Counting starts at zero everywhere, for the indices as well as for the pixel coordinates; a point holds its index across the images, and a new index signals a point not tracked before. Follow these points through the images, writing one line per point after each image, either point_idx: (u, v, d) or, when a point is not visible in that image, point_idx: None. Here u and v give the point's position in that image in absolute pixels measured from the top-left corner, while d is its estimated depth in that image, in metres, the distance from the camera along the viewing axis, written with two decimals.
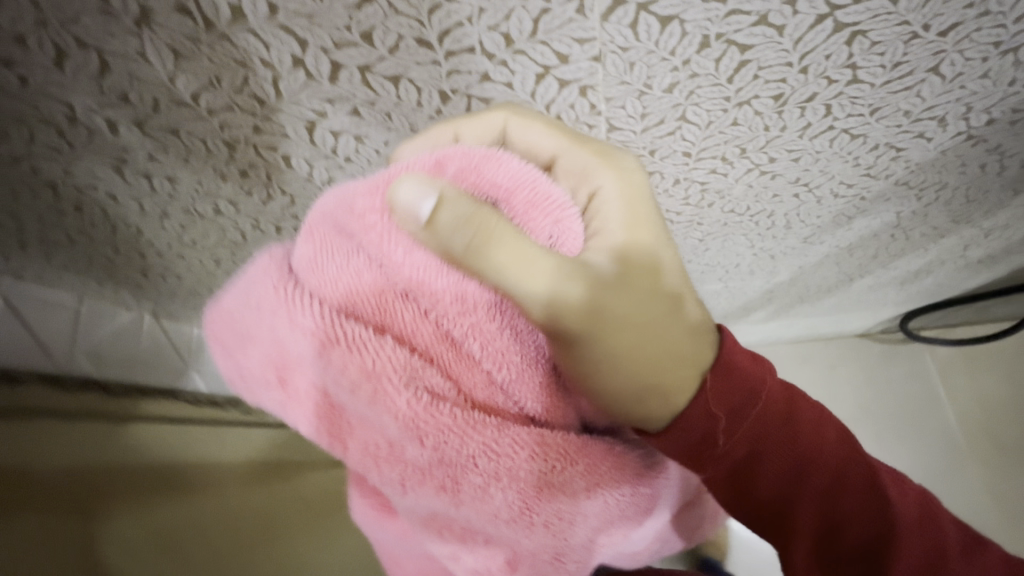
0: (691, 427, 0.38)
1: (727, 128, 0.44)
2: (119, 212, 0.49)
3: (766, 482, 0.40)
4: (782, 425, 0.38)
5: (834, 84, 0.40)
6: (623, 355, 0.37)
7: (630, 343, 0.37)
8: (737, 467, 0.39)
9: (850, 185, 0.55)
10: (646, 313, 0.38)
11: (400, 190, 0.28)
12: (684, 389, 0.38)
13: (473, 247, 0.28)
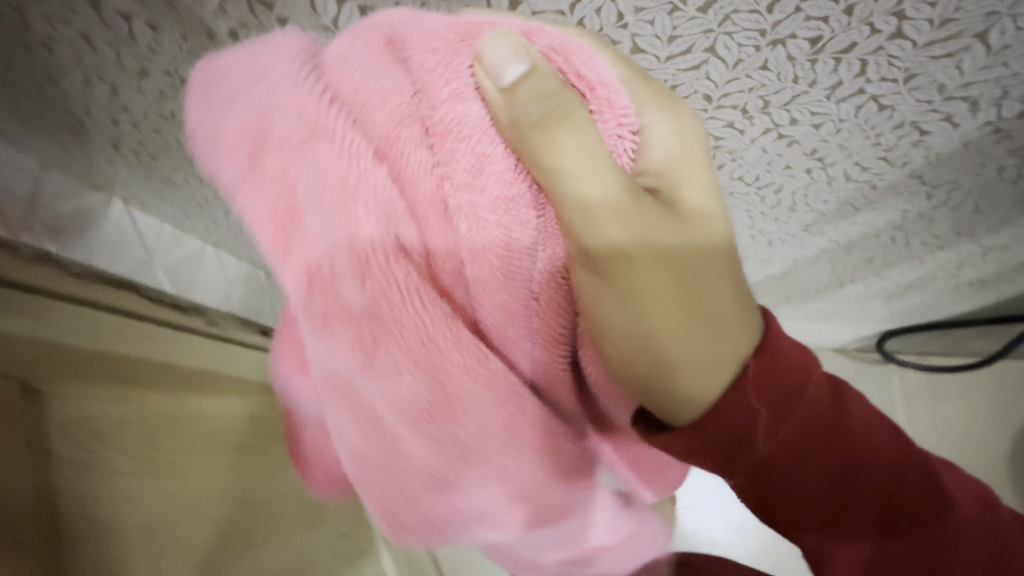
0: (684, 390, 0.38)
1: (754, 73, 0.39)
2: (92, 61, 0.43)
3: (762, 455, 0.38)
4: (794, 389, 0.37)
5: (876, 35, 0.34)
6: (642, 294, 0.36)
7: (653, 287, 0.36)
8: (733, 440, 0.38)
9: (864, 169, 0.50)
10: (678, 260, 0.37)
11: (493, 43, 0.26)
12: (690, 349, 0.38)
13: (545, 123, 0.27)
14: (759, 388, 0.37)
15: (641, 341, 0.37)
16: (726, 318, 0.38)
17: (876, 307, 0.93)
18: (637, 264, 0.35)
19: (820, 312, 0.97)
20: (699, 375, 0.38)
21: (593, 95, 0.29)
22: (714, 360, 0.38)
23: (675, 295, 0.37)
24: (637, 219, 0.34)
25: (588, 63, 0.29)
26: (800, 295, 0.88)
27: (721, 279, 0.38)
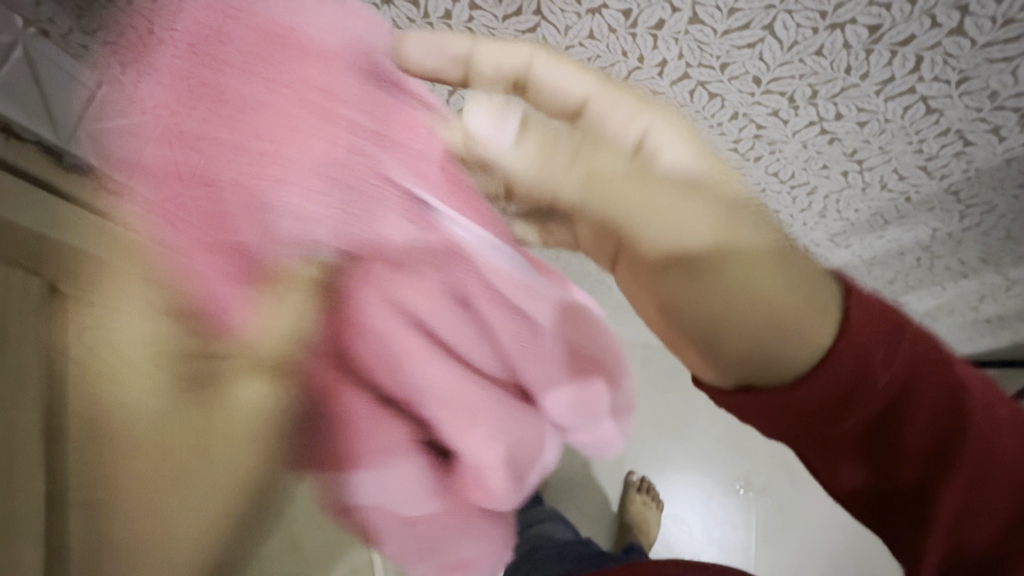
0: (777, 354, 0.31)
1: (807, 58, 0.39)
2: None
3: (852, 396, 0.31)
4: (890, 349, 0.31)
5: (936, 30, 0.35)
6: (710, 233, 0.31)
7: (723, 224, 0.31)
8: (849, 395, 0.31)
9: (901, 177, 0.50)
10: (731, 211, 0.32)
11: (477, 116, 0.36)
12: (773, 298, 0.30)
13: (584, 168, 0.32)
14: (861, 324, 0.30)
15: (739, 291, 0.30)
16: (799, 291, 0.31)
17: None
18: (712, 230, 0.31)
19: None
20: (784, 337, 0.30)
21: (603, 106, 0.37)
22: (801, 313, 0.30)
23: (741, 240, 0.31)
24: (688, 194, 0.32)
25: (563, 78, 0.38)
26: None
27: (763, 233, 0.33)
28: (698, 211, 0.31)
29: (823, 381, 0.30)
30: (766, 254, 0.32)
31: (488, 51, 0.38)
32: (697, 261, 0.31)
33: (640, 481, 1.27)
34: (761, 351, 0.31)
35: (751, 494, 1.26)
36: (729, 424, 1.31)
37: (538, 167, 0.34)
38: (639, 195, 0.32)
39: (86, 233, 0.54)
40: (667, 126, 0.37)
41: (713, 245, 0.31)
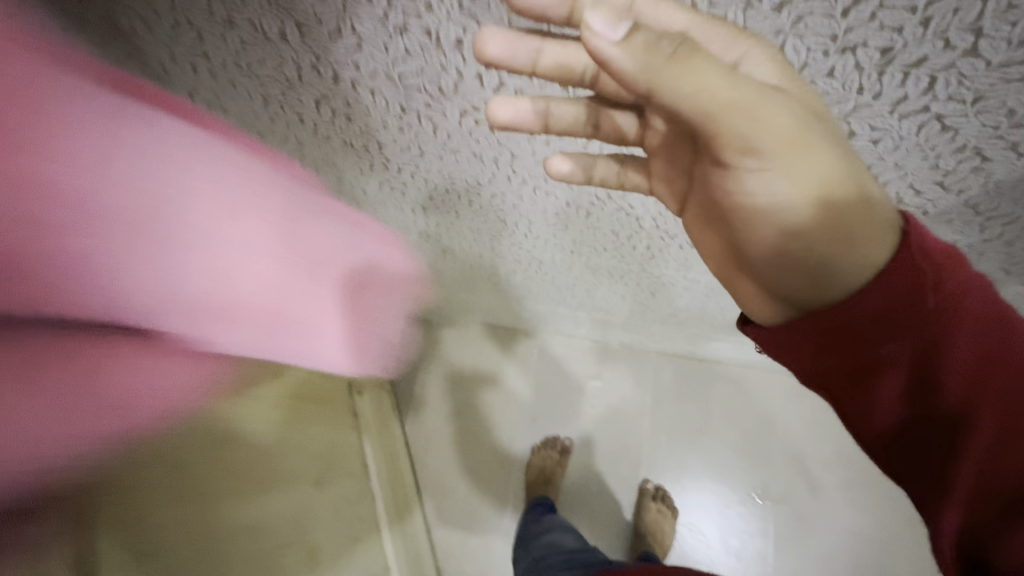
0: (839, 265, 0.38)
1: (819, 79, 0.39)
2: (188, 6, 0.45)
3: (895, 313, 0.37)
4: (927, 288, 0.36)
5: (950, 51, 0.34)
6: (804, 155, 0.35)
7: (817, 145, 0.35)
8: (904, 317, 0.37)
9: (917, 192, 0.50)
10: (822, 131, 0.36)
11: (595, 16, 0.32)
12: (848, 218, 0.37)
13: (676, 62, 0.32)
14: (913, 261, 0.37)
15: (819, 205, 0.37)
16: (864, 216, 0.37)
17: None
18: (807, 154, 0.35)
19: None
20: (846, 251, 0.38)
21: (712, 42, 0.36)
22: (869, 229, 0.38)
23: (832, 160, 0.36)
24: (789, 123, 0.35)
25: (660, 10, 0.36)
26: None
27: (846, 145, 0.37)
28: (799, 135, 0.35)
29: (879, 294, 0.37)
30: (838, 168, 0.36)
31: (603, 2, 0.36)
32: (786, 186, 0.37)
33: (655, 488, 1.26)
34: (821, 257, 0.39)
35: (768, 501, 1.25)
36: (744, 430, 1.30)
37: (639, 78, 0.33)
38: (746, 111, 0.33)
39: None
40: (768, 59, 0.36)
41: (812, 180, 0.36)
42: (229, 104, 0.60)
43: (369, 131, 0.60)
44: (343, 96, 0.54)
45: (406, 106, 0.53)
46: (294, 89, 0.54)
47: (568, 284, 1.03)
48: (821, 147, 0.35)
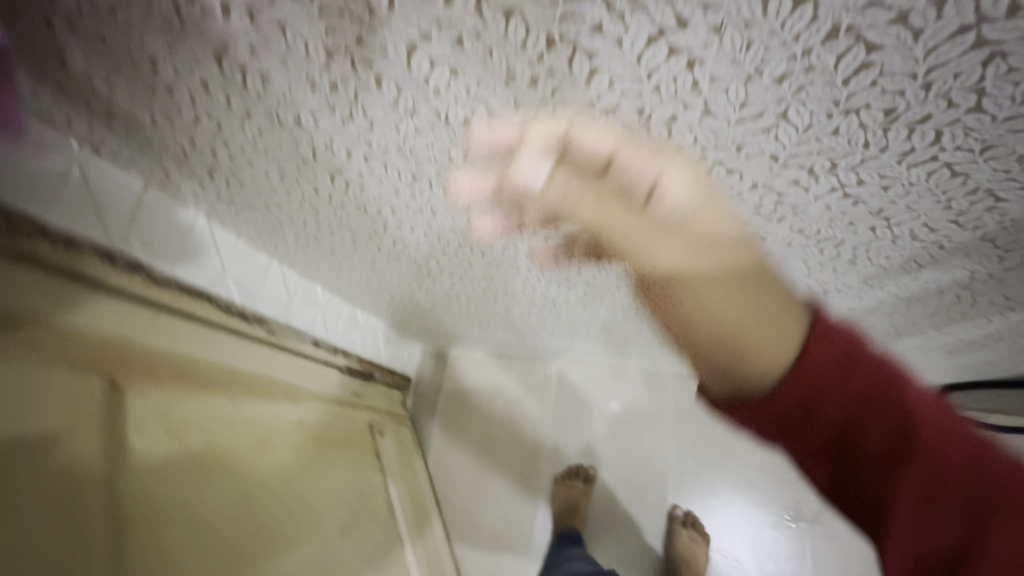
0: (751, 371, 0.34)
1: (824, 137, 0.39)
2: (207, 103, 0.47)
3: (800, 394, 0.34)
4: (835, 367, 0.34)
5: (953, 108, 0.35)
6: (706, 274, 0.34)
7: (719, 263, 0.34)
8: (805, 395, 0.34)
9: (932, 229, 0.50)
10: (731, 251, 0.35)
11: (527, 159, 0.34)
12: (762, 337, 0.34)
13: (594, 198, 0.35)
14: (813, 349, 0.34)
15: (728, 323, 0.34)
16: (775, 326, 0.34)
17: (936, 361, 0.90)
18: (710, 277, 0.34)
19: None
20: (760, 366, 0.34)
21: (627, 163, 0.35)
22: (771, 338, 0.34)
23: (739, 280, 0.34)
24: (690, 248, 0.34)
25: (590, 134, 0.35)
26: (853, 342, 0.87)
27: (756, 262, 0.35)
28: (702, 259, 0.34)
29: (792, 383, 0.34)
30: (738, 297, 0.34)
31: (538, 130, 0.35)
32: (691, 306, 0.34)
33: (684, 514, 1.24)
34: (723, 364, 0.35)
35: (802, 523, 1.22)
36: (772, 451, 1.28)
37: (568, 216, 0.37)
38: (639, 237, 0.35)
39: (129, 321, 0.63)
40: (681, 179, 0.35)
41: (711, 297, 0.34)
42: (246, 179, 0.62)
43: (382, 196, 0.61)
44: (355, 169, 0.55)
45: (417, 173, 0.55)
46: (309, 165, 0.56)
47: (583, 319, 1.03)
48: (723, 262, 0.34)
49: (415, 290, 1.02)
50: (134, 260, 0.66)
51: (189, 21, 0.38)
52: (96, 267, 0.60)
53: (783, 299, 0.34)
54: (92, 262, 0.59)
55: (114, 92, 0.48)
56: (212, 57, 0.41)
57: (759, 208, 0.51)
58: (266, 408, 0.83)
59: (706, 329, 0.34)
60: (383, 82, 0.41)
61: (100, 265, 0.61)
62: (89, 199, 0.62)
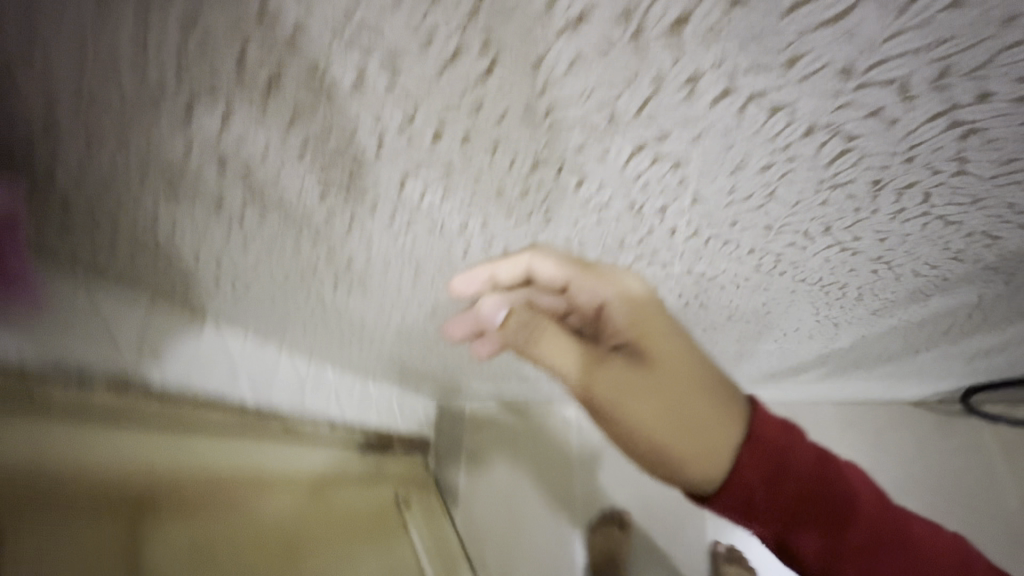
0: (684, 473, 0.58)
1: (814, 208, 0.40)
2: (208, 238, 0.48)
3: (760, 468, 0.57)
4: (786, 446, 0.58)
5: (937, 174, 0.35)
6: (646, 376, 0.57)
7: (659, 367, 0.57)
8: (772, 464, 0.57)
9: (933, 267, 0.50)
10: (666, 359, 0.57)
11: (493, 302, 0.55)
12: (694, 425, 0.57)
13: (542, 333, 0.57)
14: (760, 428, 0.58)
15: (669, 417, 0.57)
16: (712, 440, 0.57)
17: (957, 367, 0.89)
18: (646, 412, 0.57)
19: (893, 373, 0.94)
20: (698, 451, 0.57)
21: (581, 287, 0.54)
22: (696, 444, 0.57)
23: (673, 379, 0.57)
24: (632, 358, 0.57)
25: (544, 268, 0.52)
26: (871, 360, 0.86)
27: (693, 368, 0.57)
28: (643, 404, 0.57)
29: (751, 461, 0.57)
30: (664, 421, 0.57)
31: (505, 265, 0.51)
32: (643, 406, 0.57)
33: (727, 551, 1.24)
34: (665, 471, 0.59)
35: None
36: None
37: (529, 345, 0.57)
38: (620, 401, 0.57)
39: (146, 444, 0.62)
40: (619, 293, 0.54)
41: (649, 418, 0.57)
42: (252, 292, 0.63)
43: (386, 292, 0.62)
44: (358, 273, 0.56)
45: (418, 269, 0.56)
46: (311, 276, 0.57)
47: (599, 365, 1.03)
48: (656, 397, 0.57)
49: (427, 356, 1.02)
50: (145, 385, 0.65)
51: (185, 181, 0.39)
52: (110, 400, 0.59)
53: (708, 393, 0.58)
54: (105, 397, 0.58)
55: (118, 244, 0.49)
56: (209, 205, 0.42)
57: (759, 266, 0.51)
58: (274, 485, 0.80)
59: (651, 421, 0.57)
60: (378, 207, 0.42)
61: (114, 398, 0.60)
62: (93, 328, 0.58)
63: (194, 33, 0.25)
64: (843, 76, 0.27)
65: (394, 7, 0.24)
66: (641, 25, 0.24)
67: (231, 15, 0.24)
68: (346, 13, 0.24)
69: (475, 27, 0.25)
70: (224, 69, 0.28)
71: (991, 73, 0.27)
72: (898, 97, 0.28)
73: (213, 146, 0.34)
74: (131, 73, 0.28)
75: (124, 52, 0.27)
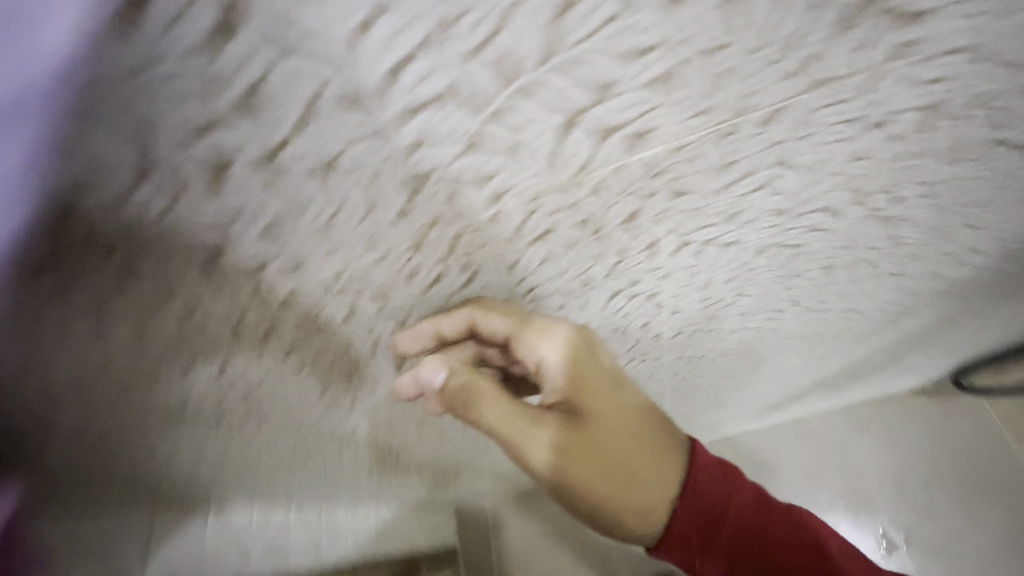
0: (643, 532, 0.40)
1: (781, 292, 0.43)
2: (209, 450, 0.47)
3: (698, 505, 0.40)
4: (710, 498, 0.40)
5: (877, 251, 0.39)
6: (589, 435, 0.38)
7: (602, 420, 0.39)
8: (705, 516, 0.40)
9: (895, 303, 0.53)
10: (609, 409, 0.39)
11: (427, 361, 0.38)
12: (639, 474, 0.39)
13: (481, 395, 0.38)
14: (701, 477, 0.40)
15: (609, 468, 0.38)
16: (654, 475, 0.40)
17: (943, 359, 0.92)
18: (589, 472, 0.38)
19: (889, 378, 0.97)
20: (647, 501, 0.39)
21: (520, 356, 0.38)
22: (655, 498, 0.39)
23: (615, 429, 0.39)
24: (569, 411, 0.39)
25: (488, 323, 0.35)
26: (865, 373, 0.89)
27: (640, 415, 0.40)
28: (578, 460, 0.38)
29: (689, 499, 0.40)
30: (613, 474, 0.38)
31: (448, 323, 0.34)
32: (575, 461, 0.38)
33: None
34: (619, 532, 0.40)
35: None
36: None
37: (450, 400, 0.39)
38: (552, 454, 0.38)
39: None
40: (562, 352, 0.38)
41: (591, 477, 0.38)
42: (253, 476, 0.60)
43: (392, 442, 0.61)
44: (361, 437, 0.55)
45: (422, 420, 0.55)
46: (316, 451, 0.55)
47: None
48: (604, 447, 0.38)
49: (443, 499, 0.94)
50: None
51: (183, 417, 0.38)
52: None
53: (654, 442, 0.40)
54: None
55: (112, 477, 0.47)
56: (207, 427, 0.42)
57: (743, 339, 0.53)
58: None
59: (594, 481, 0.38)
60: (376, 388, 0.42)
61: None
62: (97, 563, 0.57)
63: (190, 321, 0.27)
64: (781, 214, 0.30)
65: (377, 265, 0.26)
66: (599, 224, 0.27)
67: (227, 303, 0.26)
68: (333, 280, 0.26)
69: (452, 259, 0.27)
70: (221, 337, 0.29)
71: (900, 187, 0.30)
72: (829, 215, 0.32)
73: (210, 388, 0.35)
74: (129, 361, 0.29)
75: (123, 350, 0.28)
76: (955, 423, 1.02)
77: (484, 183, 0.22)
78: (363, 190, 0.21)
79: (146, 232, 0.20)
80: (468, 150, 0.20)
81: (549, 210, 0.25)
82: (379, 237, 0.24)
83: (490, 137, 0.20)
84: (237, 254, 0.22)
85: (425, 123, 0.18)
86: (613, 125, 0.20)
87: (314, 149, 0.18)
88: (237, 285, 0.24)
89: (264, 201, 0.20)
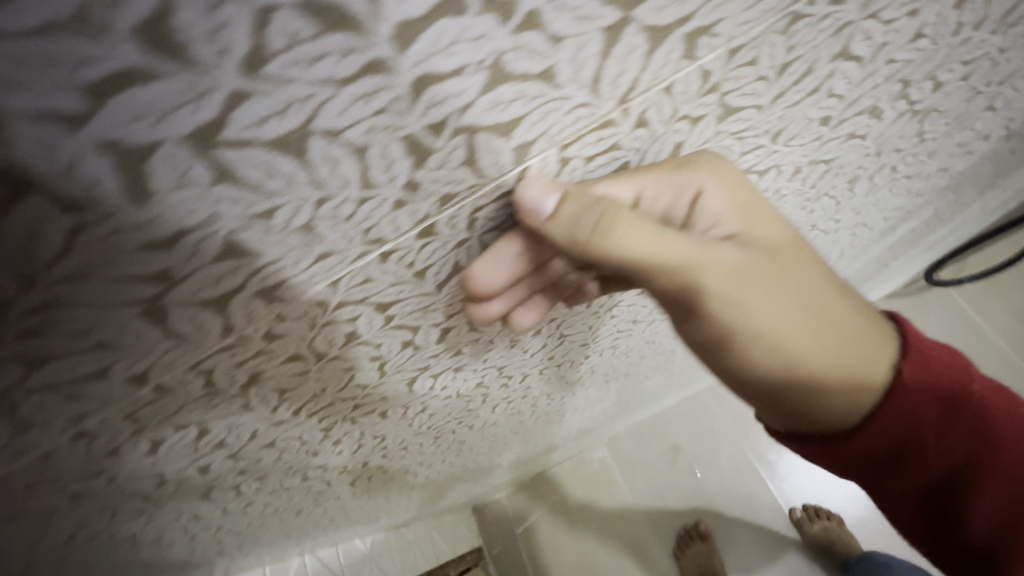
0: (823, 407, 0.27)
1: (802, 219, 0.40)
2: (202, 521, 0.40)
3: (930, 405, 0.27)
4: (957, 388, 0.28)
5: (902, 151, 0.36)
6: (765, 268, 0.24)
7: (777, 255, 0.25)
8: (937, 412, 0.27)
9: (899, 207, 0.51)
10: (793, 255, 0.25)
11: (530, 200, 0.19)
12: (839, 333, 0.25)
13: (602, 232, 0.21)
14: (933, 362, 0.27)
15: (790, 313, 0.24)
16: (852, 334, 0.26)
17: (919, 259, 0.94)
18: (763, 315, 0.24)
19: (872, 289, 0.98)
20: (849, 367, 0.26)
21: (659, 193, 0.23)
22: (850, 361, 0.26)
23: (802, 276, 0.25)
24: (741, 249, 0.24)
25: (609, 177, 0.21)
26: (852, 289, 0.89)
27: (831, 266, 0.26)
28: (749, 296, 0.24)
29: (918, 394, 0.27)
30: (795, 318, 0.24)
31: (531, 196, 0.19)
32: (750, 306, 0.24)
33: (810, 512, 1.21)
34: (790, 402, 0.26)
35: None
36: None
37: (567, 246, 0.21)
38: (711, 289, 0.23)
39: None
40: (725, 182, 0.24)
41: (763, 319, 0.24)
42: (261, 532, 0.54)
43: (408, 463, 0.55)
44: (375, 465, 0.49)
45: (439, 434, 0.49)
46: (325, 492, 0.49)
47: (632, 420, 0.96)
48: (785, 281, 0.24)
49: (463, 506, 0.90)
50: None
51: (164, 495, 0.32)
52: None
53: (842, 291, 0.26)
54: None
55: None
56: (198, 498, 0.35)
57: None
58: None
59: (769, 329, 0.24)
60: (389, 411, 0.36)
61: None
62: None
63: (144, 385, 0.20)
64: (823, 124, 0.26)
65: (381, 266, 0.20)
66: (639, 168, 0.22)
67: (192, 355, 0.20)
68: (325, 297, 0.20)
69: (473, 241, 0.21)
70: (191, 397, 0.22)
71: (942, 70, 0.27)
72: (869, 118, 0.28)
73: (191, 457, 0.28)
74: (75, 452, 0.22)
75: (62, 440, 0.21)
76: (938, 317, 1.03)
77: (510, 131, 0.16)
78: (355, 164, 0.15)
79: (46, 273, 0.13)
80: (493, 83, 0.14)
81: (585, 157, 0.20)
82: (380, 228, 0.18)
83: (521, 59, 0.14)
84: (193, 285, 0.16)
85: (435, 45, 0.13)
86: (670, 26, 0.16)
87: (280, 109, 0.12)
88: (200, 327, 0.18)
89: (218, 202, 0.14)
